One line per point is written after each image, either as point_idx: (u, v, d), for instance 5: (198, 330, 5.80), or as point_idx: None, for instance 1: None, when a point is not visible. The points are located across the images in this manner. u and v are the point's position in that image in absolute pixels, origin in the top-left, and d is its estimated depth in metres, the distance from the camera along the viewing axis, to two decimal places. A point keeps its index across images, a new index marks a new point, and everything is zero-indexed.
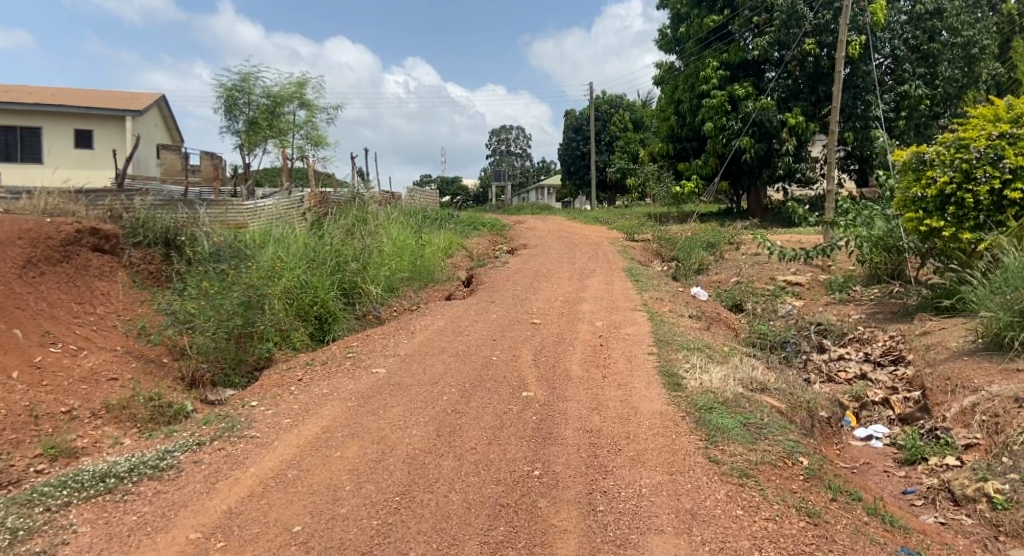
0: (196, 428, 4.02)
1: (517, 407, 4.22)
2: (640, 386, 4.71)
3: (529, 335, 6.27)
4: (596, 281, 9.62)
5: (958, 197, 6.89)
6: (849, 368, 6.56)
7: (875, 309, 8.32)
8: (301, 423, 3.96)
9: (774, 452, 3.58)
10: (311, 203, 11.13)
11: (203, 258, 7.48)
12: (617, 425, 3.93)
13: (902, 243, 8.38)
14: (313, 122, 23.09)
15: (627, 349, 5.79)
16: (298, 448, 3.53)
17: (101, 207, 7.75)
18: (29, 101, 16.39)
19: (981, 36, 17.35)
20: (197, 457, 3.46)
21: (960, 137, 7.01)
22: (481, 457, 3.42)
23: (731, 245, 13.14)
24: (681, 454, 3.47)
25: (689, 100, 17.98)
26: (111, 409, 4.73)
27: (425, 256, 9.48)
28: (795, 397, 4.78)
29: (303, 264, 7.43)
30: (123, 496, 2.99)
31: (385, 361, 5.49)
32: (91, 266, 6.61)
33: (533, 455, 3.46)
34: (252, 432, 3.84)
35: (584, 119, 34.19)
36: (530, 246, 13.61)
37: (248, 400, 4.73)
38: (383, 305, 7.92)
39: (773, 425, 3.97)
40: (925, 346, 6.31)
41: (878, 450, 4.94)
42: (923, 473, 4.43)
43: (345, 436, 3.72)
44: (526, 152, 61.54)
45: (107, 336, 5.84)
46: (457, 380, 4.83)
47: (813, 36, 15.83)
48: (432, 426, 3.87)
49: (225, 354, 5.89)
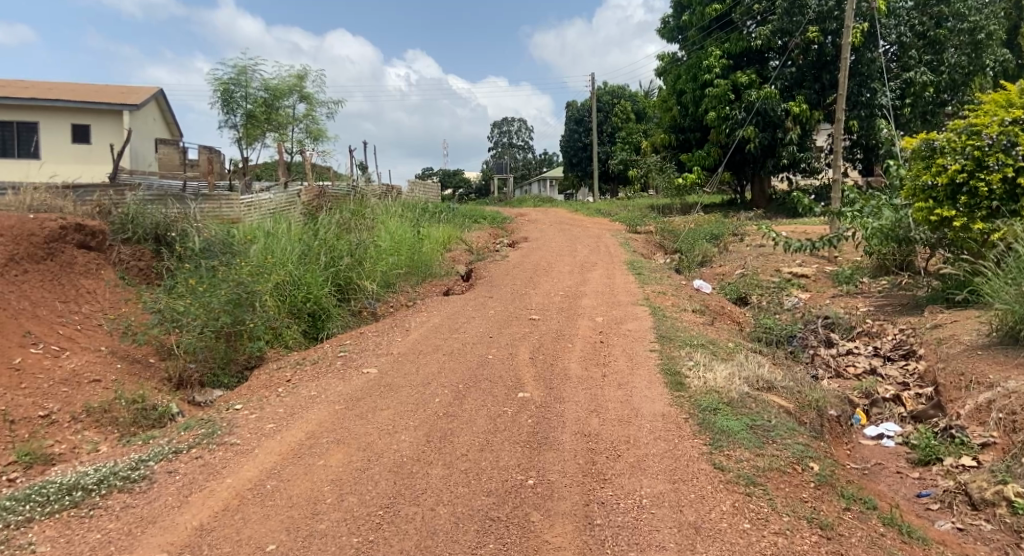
0: (173, 435, 3.84)
1: (512, 409, 4.04)
2: (641, 385, 4.52)
3: (528, 332, 6.08)
4: (597, 274, 9.41)
5: (970, 186, 6.65)
6: (858, 363, 6.35)
7: (884, 301, 8.10)
8: (285, 428, 3.78)
9: (783, 457, 3.37)
10: (308, 198, 10.97)
11: (192, 254, 7.28)
12: (616, 428, 3.74)
13: (911, 233, 8.14)
14: (312, 116, 22.81)
15: (628, 347, 5.59)
16: (280, 456, 3.36)
17: (89, 203, 7.55)
18: (26, 96, 16.20)
19: (988, 21, 16.84)
20: (172, 466, 3.27)
21: (971, 123, 6.74)
22: (472, 465, 3.23)
23: (734, 236, 12.90)
24: (684, 461, 3.27)
25: (691, 90, 17.67)
26: (92, 412, 4.54)
27: (423, 250, 9.27)
28: (803, 396, 4.58)
29: (295, 260, 7.25)
30: (90, 511, 2.81)
31: (378, 360, 5.30)
32: (76, 263, 6.43)
33: (527, 462, 3.27)
34: (232, 439, 3.65)
35: (585, 110, 33.85)
36: (531, 239, 13.39)
37: (233, 403, 4.54)
38: (379, 301, 7.74)
39: (781, 427, 3.77)
40: (937, 340, 6.10)
41: (890, 450, 4.74)
42: (937, 475, 4.23)
43: (331, 442, 3.54)
44: (528, 144, 61.15)
45: (91, 336, 5.66)
46: (451, 380, 4.65)
47: (817, 23, 15.51)
48: (422, 430, 3.69)
49: (214, 355, 5.68)
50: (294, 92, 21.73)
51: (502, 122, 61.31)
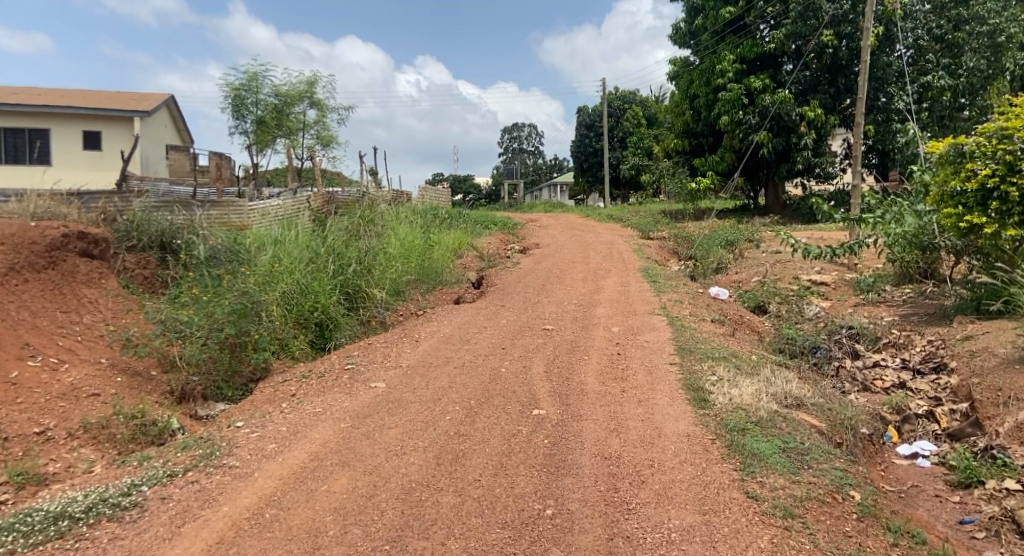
0: (170, 456, 3.64)
1: (527, 428, 3.81)
2: (663, 402, 4.28)
3: (541, 343, 5.86)
4: (612, 282, 9.15)
5: (1001, 192, 6.35)
6: (885, 376, 6.06)
7: (910, 310, 7.79)
8: (287, 450, 3.57)
9: (821, 485, 3.13)
10: (317, 203, 10.80)
11: (198, 262, 7.13)
12: (639, 450, 3.50)
13: (936, 240, 7.84)
14: (323, 121, 22.72)
15: (647, 359, 5.34)
16: (281, 481, 3.15)
17: (94, 210, 7.45)
18: (37, 103, 16.22)
19: (1008, 24, 16.50)
20: (166, 492, 3.08)
21: (1003, 126, 6.34)
22: (485, 492, 3.00)
23: (750, 242, 12.61)
24: (714, 489, 3.03)
25: (705, 94, 17.33)
26: (90, 428, 4.37)
27: (434, 258, 9.07)
28: (835, 414, 4.33)
29: (302, 268, 7.07)
30: (75, 543, 2.62)
31: (386, 374, 5.08)
32: (79, 272, 6.31)
33: (545, 489, 3.04)
34: (231, 461, 3.45)
35: (596, 115, 33.63)
36: (543, 245, 13.17)
37: (234, 420, 4.33)
38: (388, 309, 7.55)
39: (816, 451, 3.52)
40: (970, 352, 5.80)
41: (926, 471, 4.46)
42: (980, 499, 3.95)
43: (335, 465, 3.32)
44: (538, 150, 60.94)
45: (91, 347, 5.49)
46: (462, 395, 4.43)
47: (832, 27, 15.30)
48: (431, 452, 3.47)
49: (217, 367, 5.53)
50: (304, 98, 21.62)
51: (511, 128, 61.11)
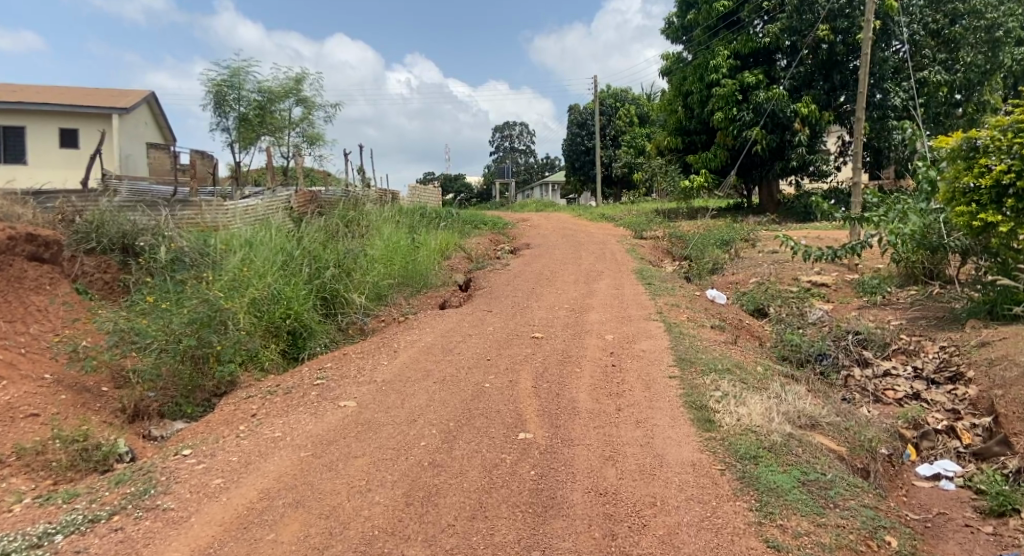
0: (99, 493, 3.16)
1: (512, 457, 3.37)
2: (664, 423, 3.84)
3: (530, 353, 5.42)
4: (604, 285, 8.72)
5: (1018, 188, 5.92)
6: (898, 386, 5.65)
7: (918, 313, 7.38)
8: (234, 487, 3.10)
9: (852, 529, 2.70)
10: (298, 203, 10.29)
11: (161, 265, 6.67)
12: (638, 485, 3.06)
13: (946, 240, 7.44)
14: (309, 119, 22.13)
15: (644, 372, 4.90)
16: (221, 528, 2.69)
17: (51, 211, 6.98)
18: (10, 100, 15.60)
19: (1006, 18, 16.07)
20: (81, 544, 2.60)
21: (1020, 119, 5.93)
22: (459, 542, 2.55)
23: (747, 242, 12.22)
24: (728, 536, 2.59)
25: (698, 90, 16.87)
26: (23, 455, 3.87)
27: (418, 259, 8.55)
28: (852, 435, 3.94)
29: (274, 271, 6.58)
30: None
31: (358, 391, 4.60)
32: (26, 277, 5.88)
33: (529, 537, 2.59)
34: (166, 502, 2.99)
35: (589, 114, 33.25)
36: (533, 246, 12.70)
37: (182, 446, 3.84)
38: (369, 315, 7.09)
39: (841, 485, 3.10)
40: (989, 361, 5.36)
41: (952, 495, 4.04)
42: (1017, 530, 3.52)
43: (287, 506, 2.86)
44: (530, 149, 60.50)
45: (34, 361, 5.03)
46: (440, 417, 3.97)
47: (828, 22, 14.92)
48: (400, 488, 3.01)
49: (176, 381, 5.05)
50: (292, 95, 21.05)
51: (504, 126, 60.70)
